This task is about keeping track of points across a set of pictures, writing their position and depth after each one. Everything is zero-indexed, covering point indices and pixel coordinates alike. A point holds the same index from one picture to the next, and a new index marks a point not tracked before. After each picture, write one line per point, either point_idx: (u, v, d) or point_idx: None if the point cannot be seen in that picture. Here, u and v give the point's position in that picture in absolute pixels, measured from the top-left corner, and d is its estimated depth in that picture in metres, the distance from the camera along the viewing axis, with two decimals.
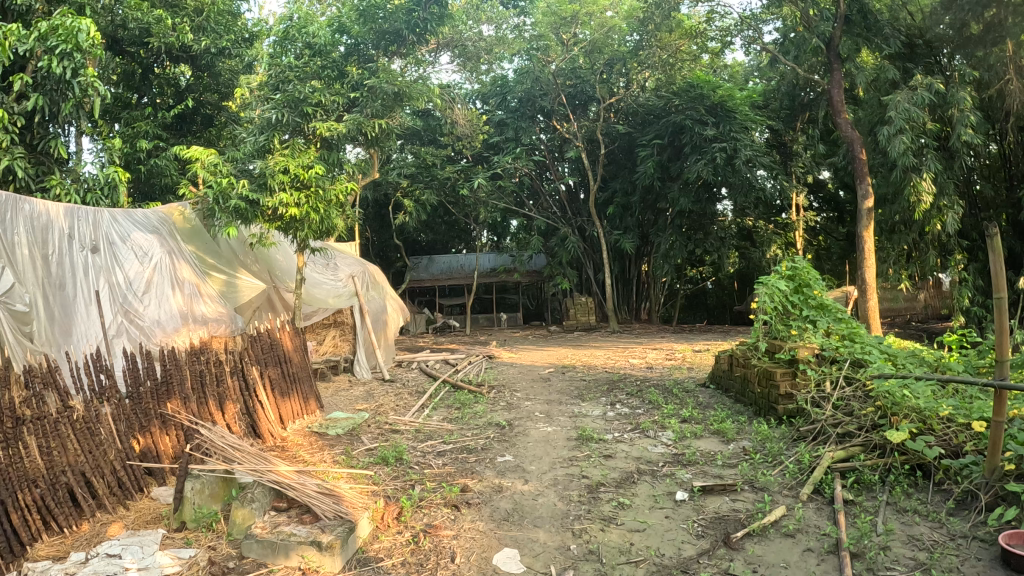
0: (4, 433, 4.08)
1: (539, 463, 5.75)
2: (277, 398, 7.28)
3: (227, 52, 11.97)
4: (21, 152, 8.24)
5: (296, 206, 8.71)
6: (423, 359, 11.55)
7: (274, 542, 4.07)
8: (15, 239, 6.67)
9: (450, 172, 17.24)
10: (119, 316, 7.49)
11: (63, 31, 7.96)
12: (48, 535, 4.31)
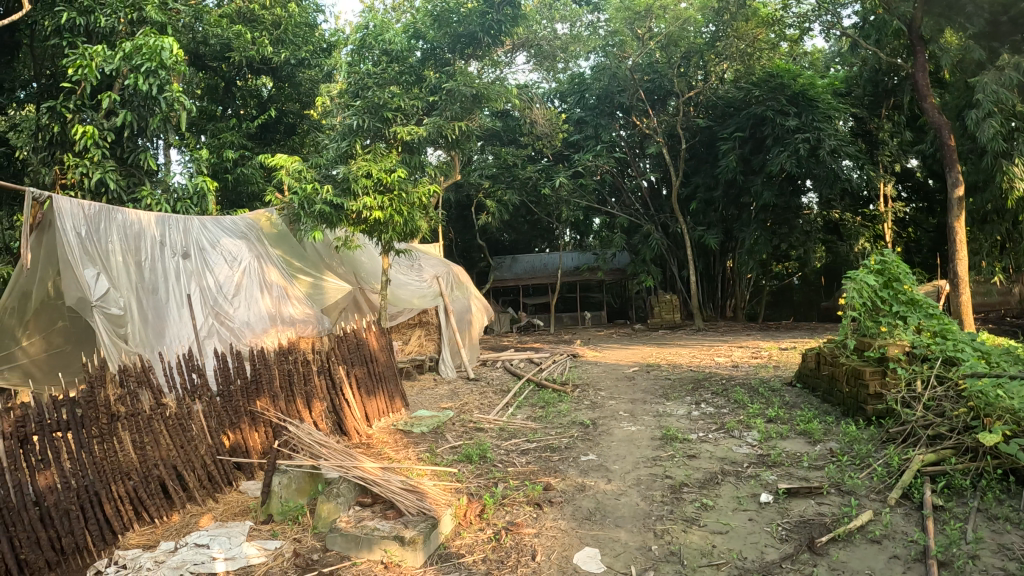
0: (100, 429, 4.35)
1: (623, 462, 5.69)
2: (363, 396, 7.49)
3: (307, 63, 12.39)
4: (112, 166, 8.83)
5: (380, 209, 8.93)
6: (508, 358, 11.63)
7: (357, 536, 4.19)
8: (109, 246, 6.96)
9: (531, 172, 17.32)
10: (210, 317, 7.79)
11: (147, 50, 8.38)
12: (140, 525, 4.55)
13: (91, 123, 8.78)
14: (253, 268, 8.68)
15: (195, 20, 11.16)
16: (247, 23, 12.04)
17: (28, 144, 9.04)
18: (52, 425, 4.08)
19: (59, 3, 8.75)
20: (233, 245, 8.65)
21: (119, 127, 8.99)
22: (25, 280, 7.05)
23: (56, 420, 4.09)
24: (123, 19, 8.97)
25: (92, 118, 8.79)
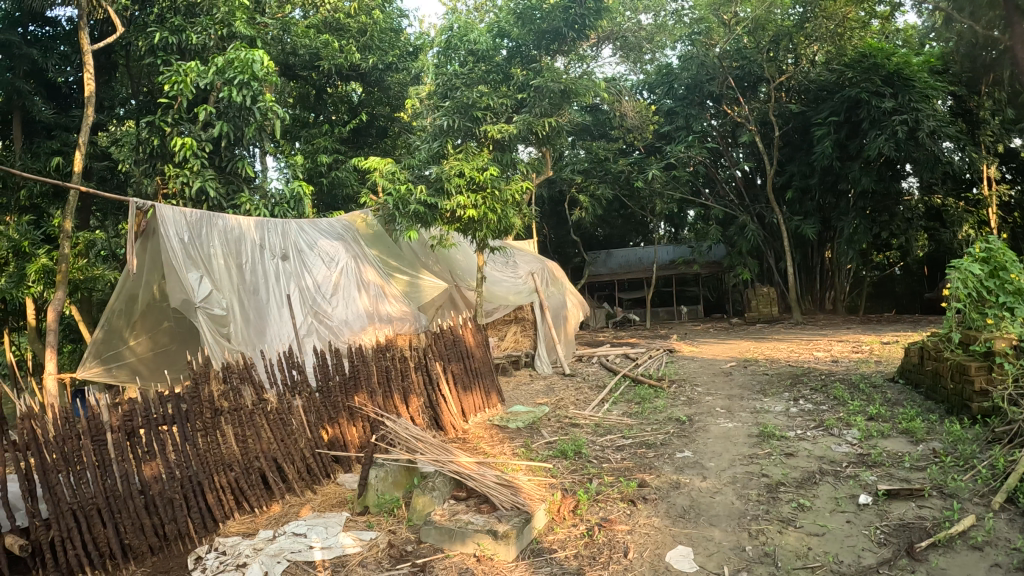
0: (204, 422, 4.74)
1: (719, 460, 5.56)
2: (459, 392, 7.64)
3: (394, 66, 12.73)
4: (211, 174, 9.23)
5: (474, 207, 9.06)
6: (604, 354, 11.55)
7: (451, 529, 4.28)
8: (211, 249, 7.35)
9: (623, 165, 17.17)
10: (310, 317, 8.10)
11: (240, 64, 8.83)
12: (242, 514, 4.92)
13: (189, 135, 9.33)
14: (350, 269, 9.01)
15: (283, 32, 11.50)
16: (334, 32, 12.40)
17: (129, 158, 9.56)
18: (158, 418, 4.49)
19: (154, 24, 9.28)
20: (331, 246, 9.00)
21: (216, 138, 9.48)
22: (132, 284, 7.39)
23: (162, 414, 4.50)
24: (213, 35, 9.40)
25: (190, 130, 9.31)
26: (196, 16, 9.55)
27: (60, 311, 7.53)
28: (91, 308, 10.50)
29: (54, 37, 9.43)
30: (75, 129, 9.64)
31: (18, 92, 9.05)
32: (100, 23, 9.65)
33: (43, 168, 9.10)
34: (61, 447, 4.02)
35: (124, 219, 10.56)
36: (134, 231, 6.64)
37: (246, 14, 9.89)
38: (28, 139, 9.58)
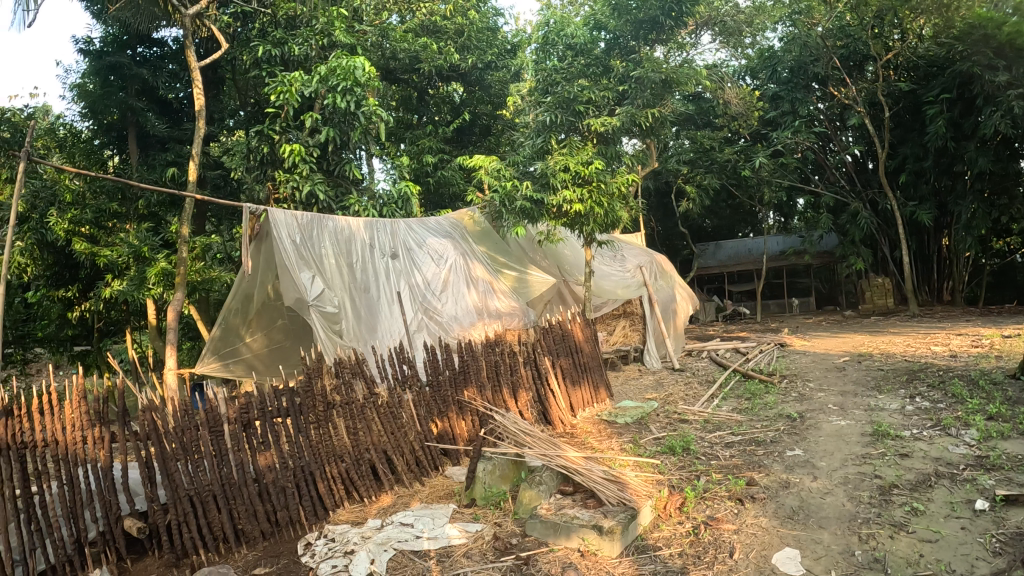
0: (317, 415, 5.03)
1: (830, 459, 5.30)
2: (568, 387, 7.64)
3: (494, 65, 12.90)
4: (319, 178, 9.67)
5: (580, 202, 9.05)
6: (714, 348, 11.27)
7: (556, 523, 4.30)
8: (322, 251, 7.67)
9: (729, 154, 16.60)
10: (420, 313, 8.32)
11: (342, 71, 9.34)
12: (352, 503, 5.18)
13: (297, 141, 9.82)
14: (459, 266, 9.19)
15: (382, 38, 11.77)
16: (432, 35, 12.59)
17: (241, 165, 9.96)
18: (273, 411, 4.81)
19: (256, 39, 9.79)
20: (440, 244, 9.21)
21: (324, 143, 9.93)
22: (248, 284, 7.94)
23: (276, 407, 4.82)
24: (314, 45, 9.83)
25: (298, 137, 9.79)
26: (297, 28, 10.11)
27: (179, 311, 8.09)
28: (209, 308, 11.21)
29: (163, 57, 10.33)
30: (186, 141, 10.32)
31: (132, 110, 9.81)
32: (205, 42, 10.21)
33: (159, 179, 9.79)
34: (179, 437, 4.40)
35: (237, 224, 11.21)
36: (249, 236, 7.03)
37: (344, 23, 10.27)
38: (143, 152, 10.34)
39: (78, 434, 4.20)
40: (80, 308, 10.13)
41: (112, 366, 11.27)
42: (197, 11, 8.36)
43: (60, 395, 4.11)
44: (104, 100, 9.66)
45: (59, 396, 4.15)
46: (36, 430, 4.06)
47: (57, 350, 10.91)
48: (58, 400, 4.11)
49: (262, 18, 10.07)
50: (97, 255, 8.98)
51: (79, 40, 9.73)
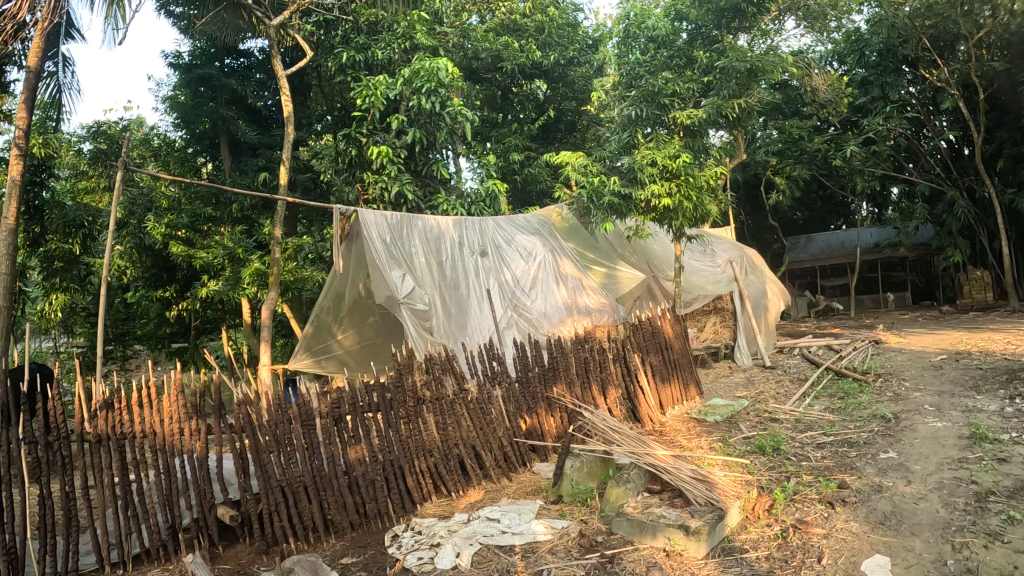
0: (406, 410, 5.19)
1: (924, 463, 5.04)
2: (658, 384, 7.53)
3: (576, 61, 12.86)
4: (407, 178, 9.91)
5: (668, 195, 8.92)
6: (807, 344, 10.86)
7: (642, 521, 4.26)
8: (412, 249, 7.84)
9: (821, 143, 15.90)
10: (509, 310, 8.37)
11: (426, 73, 9.57)
12: (439, 497, 5.30)
13: (383, 143, 10.01)
14: (548, 262, 9.21)
15: (464, 39, 12.12)
16: (513, 33, 12.73)
17: (331, 169, 10.51)
18: (364, 406, 4.98)
19: (339, 45, 10.12)
20: (528, 241, 9.25)
21: (410, 144, 10.17)
22: (341, 283, 8.24)
23: (367, 402, 4.99)
24: (396, 49, 10.14)
25: (385, 139, 10.01)
26: (378, 33, 10.37)
27: (273, 310, 8.46)
28: (302, 306, 11.67)
29: (250, 67, 10.84)
30: (276, 146, 10.77)
31: (223, 118, 10.41)
32: (291, 51, 10.63)
33: (251, 184, 10.28)
34: (272, 430, 4.60)
35: (326, 225, 11.61)
36: (340, 236, 7.27)
37: (424, 26, 10.51)
38: (235, 159, 10.86)
39: (175, 426, 4.46)
40: (177, 307, 10.71)
41: (208, 362, 11.87)
42: (282, 22, 8.77)
43: (157, 389, 4.40)
44: (196, 110, 10.36)
45: (158, 390, 4.43)
46: (135, 422, 4.35)
47: (156, 348, 11.56)
48: (155, 393, 4.40)
49: (344, 25, 10.35)
50: (194, 257, 9.54)
51: (168, 55, 10.31)
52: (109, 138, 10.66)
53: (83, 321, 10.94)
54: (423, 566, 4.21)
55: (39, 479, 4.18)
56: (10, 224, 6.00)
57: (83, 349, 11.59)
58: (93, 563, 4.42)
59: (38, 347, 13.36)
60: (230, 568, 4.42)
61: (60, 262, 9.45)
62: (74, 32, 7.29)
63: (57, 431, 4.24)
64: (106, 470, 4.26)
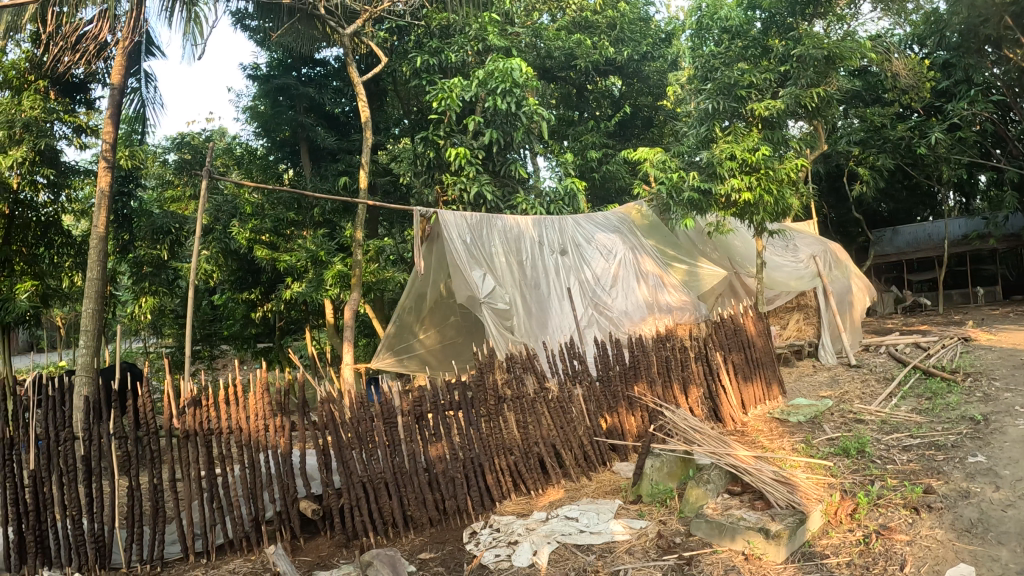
0: (487, 409, 5.26)
1: (1018, 468, 4.80)
2: (740, 383, 7.36)
3: (650, 55, 12.67)
4: (486, 179, 10.03)
5: (749, 189, 8.75)
6: (893, 342, 10.40)
7: (721, 524, 4.18)
8: (493, 249, 7.90)
9: (906, 130, 15.02)
10: (590, 308, 8.33)
11: (500, 73, 9.67)
12: (518, 495, 5.33)
13: (461, 144, 10.11)
14: (628, 260, 9.12)
15: (536, 38, 12.12)
16: (585, 30, 12.75)
17: (410, 171, 10.55)
18: (446, 404, 5.07)
19: (413, 50, 10.35)
20: (608, 239, 9.18)
21: (488, 144, 10.18)
22: (422, 283, 8.40)
23: (448, 400, 5.08)
24: (469, 51, 10.38)
25: (462, 140, 10.12)
26: (451, 36, 10.52)
27: (356, 309, 8.71)
28: (384, 306, 12.00)
29: (327, 75, 11.14)
30: (355, 151, 11.10)
31: (302, 125, 10.78)
32: (366, 57, 10.93)
33: (332, 188, 10.63)
34: (354, 427, 4.74)
35: (406, 227, 11.86)
36: (421, 237, 7.40)
37: (496, 27, 10.79)
38: (316, 164, 11.25)
39: (260, 423, 4.66)
40: (262, 308, 11.14)
41: (291, 361, 12.22)
42: (355, 30, 9.09)
43: (244, 387, 4.59)
44: (276, 119, 10.76)
45: (244, 388, 4.63)
46: (221, 418, 4.57)
47: (242, 347, 12.04)
48: (242, 391, 4.60)
49: (416, 31, 10.58)
50: (279, 260, 9.92)
51: (247, 67, 10.78)
52: (192, 148, 11.19)
53: (172, 321, 11.44)
54: (500, 563, 4.25)
55: (130, 472, 4.45)
56: (100, 231, 6.46)
57: (172, 348, 12.18)
58: (179, 552, 4.65)
59: (133, 347, 14.10)
60: (311, 560, 4.56)
61: (148, 266, 10.11)
62: (154, 49, 7.70)
63: (147, 426, 4.51)
64: (193, 464, 4.50)
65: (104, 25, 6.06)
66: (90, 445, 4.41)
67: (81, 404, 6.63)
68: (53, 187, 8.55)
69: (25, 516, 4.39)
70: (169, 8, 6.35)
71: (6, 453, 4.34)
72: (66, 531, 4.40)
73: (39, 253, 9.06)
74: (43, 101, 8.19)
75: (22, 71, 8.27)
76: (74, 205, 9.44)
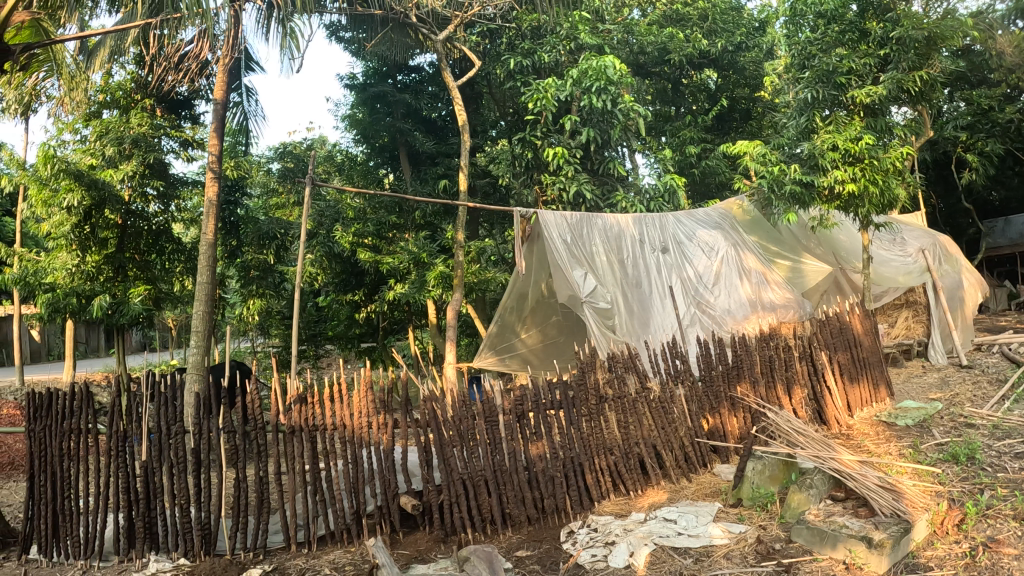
0: (589, 408, 5.26)
1: None
2: (846, 384, 7.03)
3: (745, 45, 12.25)
4: (584, 178, 9.99)
5: (853, 180, 8.48)
6: (1007, 342, 9.78)
7: (823, 531, 4.04)
8: (593, 248, 7.84)
9: (1015, 112, 13.92)
10: (693, 307, 8.17)
11: (594, 72, 9.60)
12: (617, 495, 5.30)
13: (559, 144, 10.14)
14: (731, 257, 8.87)
15: (628, 34, 11.99)
16: (676, 23, 12.42)
17: (509, 172, 10.67)
18: (547, 403, 5.11)
19: (506, 52, 10.47)
20: (710, 235, 8.94)
21: (585, 143, 10.22)
22: (523, 283, 8.45)
23: (550, 399, 5.11)
24: (562, 51, 10.38)
25: (560, 140, 10.15)
26: (542, 36, 10.59)
27: (458, 309, 8.88)
28: (484, 306, 12.21)
29: (422, 81, 11.44)
30: (453, 154, 11.34)
31: (401, 131, 11.10)
32: (460, 62, 11.17)
33: (431, 191, 10.92)
34: (456, 425, 4.84)
35: (506, 228, 12.00)
36: (521, 238, 7.44)
37: (587, 25, 10.79)
38: (416, 168, 11.55)
39: (364, 419, 4.80)
40: (366, 309, 11.53)
41: (394, 360, 12.67)
42: (447, 36, 9.37)
43: (349, 385, 4.77)
44: (374, 126, 11.14)
45: (348, 387, 4.79)
46: (326, 415, 4.74)
47: (347, 347, 12.46)
48: (347, 389, 4.77)
49: (508, 32, 10.67)
50: (382, 262, 10.24)
51: (344, 78, 11.19)
52: (295, 157, 11.71)
53: (279, 322, 12.10)
54: (595, 564, 4.24)
55: (237, 464, 4.69)
56: (209, 238, 6.87)
57: (279, 348, 12.73)
58: (281, 541, 4.87)
59: (244, 347, 14.80)
60: (409, 553, 4.69)
61: (255, 270, 10.82)
62: (253, 64, 8.15)
63: (254, 421, 4.73)
64: (298, 458, 4.70)
65: (203, 44, 6.44)
66: (199, 438, 4.69)
67: (193, 399, 7.05)
68: (163, 197, 9.36)
69: (136, 503, 4.75)
70: (265, 26, 6.67)
71: (120, 446, 4.75)
72: (174, 519, 4.71)
73: (150, 260, 9.74)
74: (150, 118, 8.84)
75: (128, 90, 8.91)
76: (183, 215, 10.07)
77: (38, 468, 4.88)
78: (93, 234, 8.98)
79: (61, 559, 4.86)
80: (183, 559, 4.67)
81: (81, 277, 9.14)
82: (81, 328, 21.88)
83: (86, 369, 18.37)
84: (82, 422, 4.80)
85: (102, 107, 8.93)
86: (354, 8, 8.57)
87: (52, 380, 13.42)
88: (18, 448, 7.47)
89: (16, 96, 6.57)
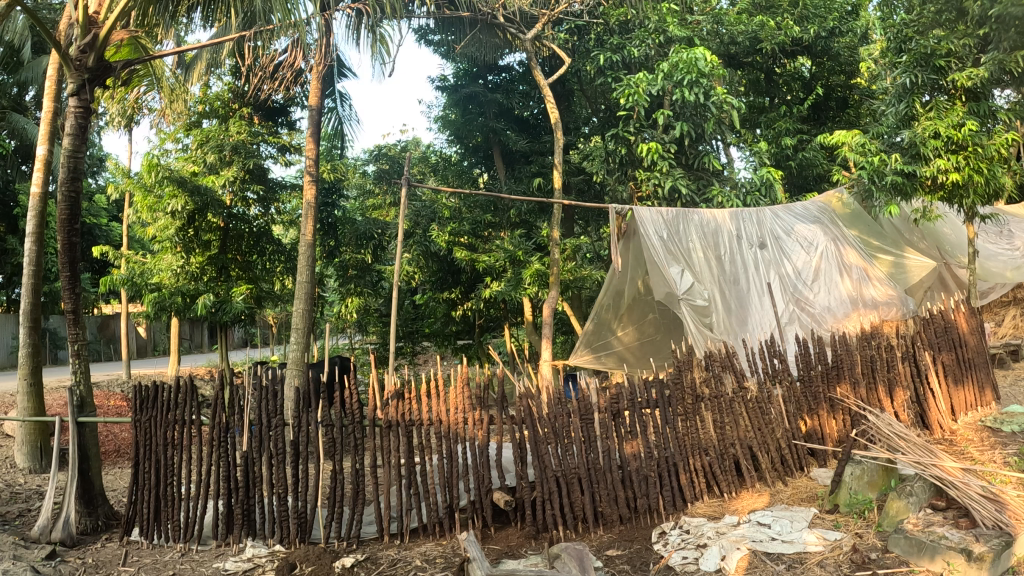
0: (684, 408, 5.16)
1: None
2: (951, 386, 6.61)
3: (838, 30, 11.73)
4: (679, 173, 9.74)
5: (957, 170, 8.04)
6: None
7: (920, 541, 3.87)
8: (689, 243, 7.64)
9: None
10: (791, 304, 7.89)
11: (684, 64, 9.37)
12: (711, 497, 5.17)
13: (652, 139, 10.01)
14: (830, 252, 8.51)
15: (716, 24, 11.42)
16: (766, 11, 12.00)
17: (602, 169, 10.51)
18: (642, 402, 5.06)
19: (595, 48, 10.41)
20: (810, 230, 8.55)
21: (679, 137, 10.04)
22: (619, 281, 8.35)
23: (645, 398, 5.06)
24: (651, 44, 10.24)
25: (653, 135, 10.02)
26: (630, 31, 10.62)
27: (554, 306, 8.86)
28: (580, 304, 12.19)
29: (512, 80, 11.46)
30: (547, 152, 11.32)
31: (493, 130, 11.25)
32: (549, 60, 11.16)
33: (526, 190, 11.04)
34: (551, 422, 4.87)
35: (602, 225, 11.95)
36: (616, 234, 7.36)
37: (676, 18, 10.73)
38: (509, 167, 11.69)
39: (460, 415, 4.90)
40: (462, 307, 11.72)
41: (490, 357, 12.60)
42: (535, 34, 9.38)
43: (443, 382, 4.86)
44: (467, 126, 11.32)
45: (445, 383, 4.89)
46: (422, 410, 4.86)
47: (443, 345, 12.65)
48: (440, 386, 4.86)
49: (596, 28, 10.65)
50: (479, 261, 10.40)
51: (435, 80, 11.40)
52: (389, 159, 12.04)
53: (376, 321, 12.11)
54: (686, 565, 4.17)
55: (334, 457, 4.87)
56: (307, 239, 7.16)
57: (375, 346, 13.08)
58: (374, 533, 5.01)
59: (340, 343, 15.28)
60: (499, 549, 4.75)
61: (353, 270, 11.21)
62: (345, 70, 8.44)
63: (352, 416, 4.91)
64: (394, 452, 4.85)
65: (297, 52, 6.71)
66: (299, 430, 4.90)
67: (293, 394, 7.40)
68: (262, 201, 9.79)
69: (236, 491, 4.98)
70: (356, 34, 6.90)
71: (222, 436, 5.01)
72: (273, 508, 4.94)
73: (252, 261, 10.24)
74: (248, 126, 9.30)
75: (226, 100, 9.43)
76: (284, 216, 10.55)
77: (142, 456, 5.20)
78: (197, 237, 9.64)
79: (161, 541, 5.13)
80: (279, 545, 4.90)
81: (186, 278, 9.71)
82: (183, 325, 23.48)
83: (189, 363, 19.49)
84: (186, 413, 5.07)
85: (201, 116, 9.52)
86: (441, 11, 8.81)
87: (159, 375, 14.21)
88: (123, 436, 8.01)
89: (120, 110, 7.14)
